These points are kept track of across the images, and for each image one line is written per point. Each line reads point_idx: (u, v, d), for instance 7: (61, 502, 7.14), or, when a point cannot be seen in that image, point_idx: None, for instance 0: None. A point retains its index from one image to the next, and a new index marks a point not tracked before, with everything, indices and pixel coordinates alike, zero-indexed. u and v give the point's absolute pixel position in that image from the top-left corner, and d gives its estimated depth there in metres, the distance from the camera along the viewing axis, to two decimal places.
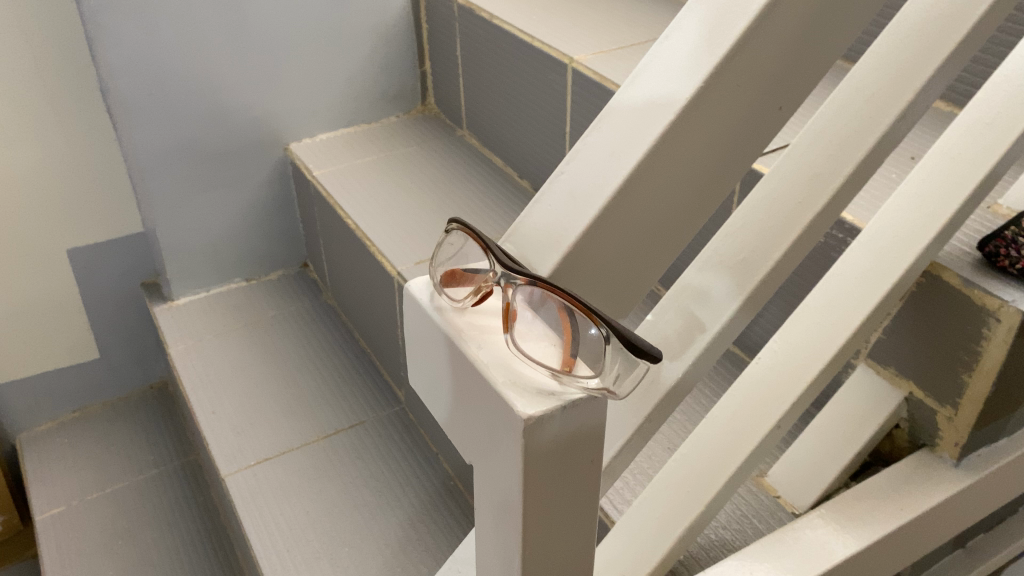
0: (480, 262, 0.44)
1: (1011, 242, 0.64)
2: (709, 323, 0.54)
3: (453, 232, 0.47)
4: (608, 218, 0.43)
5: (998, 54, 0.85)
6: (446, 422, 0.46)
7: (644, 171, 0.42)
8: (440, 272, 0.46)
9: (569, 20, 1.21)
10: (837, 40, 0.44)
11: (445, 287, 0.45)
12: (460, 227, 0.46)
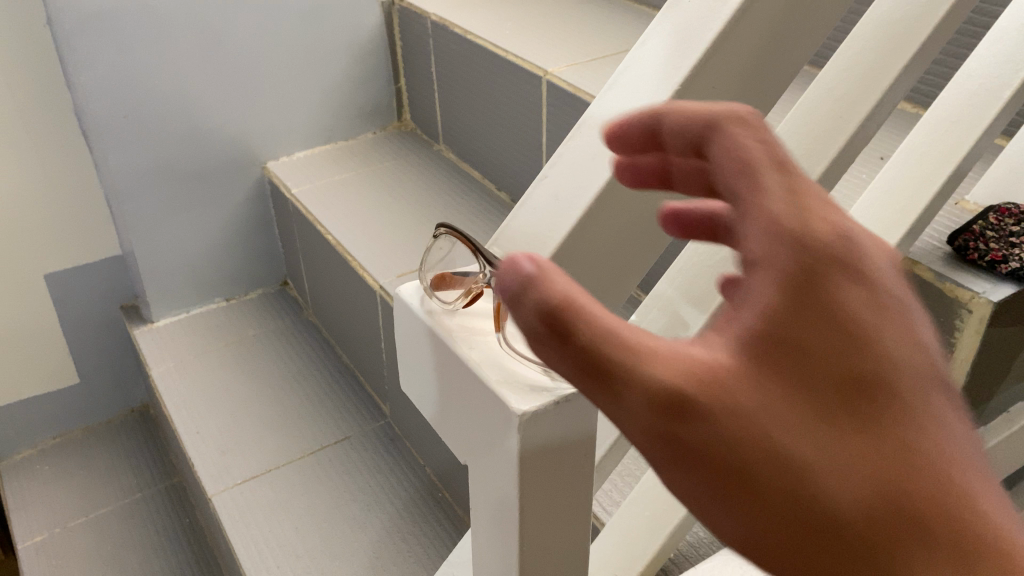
0: (473, 265, 0.46)
1: (980, 235, 0.68)
2: (692, 320, 0.55)
3: (443, 237, 0.49)
4: (593, 217, 0.44)
5: (961, 54, 0.87)
6: (441, 422, 0.48)
7: None
8: (430, 277, 0.47)
9: (542, 33, 1.23)
10: (806, 44, 0.46)
11: (435, 289, 0.46)
12: (450, 232, 0.48)
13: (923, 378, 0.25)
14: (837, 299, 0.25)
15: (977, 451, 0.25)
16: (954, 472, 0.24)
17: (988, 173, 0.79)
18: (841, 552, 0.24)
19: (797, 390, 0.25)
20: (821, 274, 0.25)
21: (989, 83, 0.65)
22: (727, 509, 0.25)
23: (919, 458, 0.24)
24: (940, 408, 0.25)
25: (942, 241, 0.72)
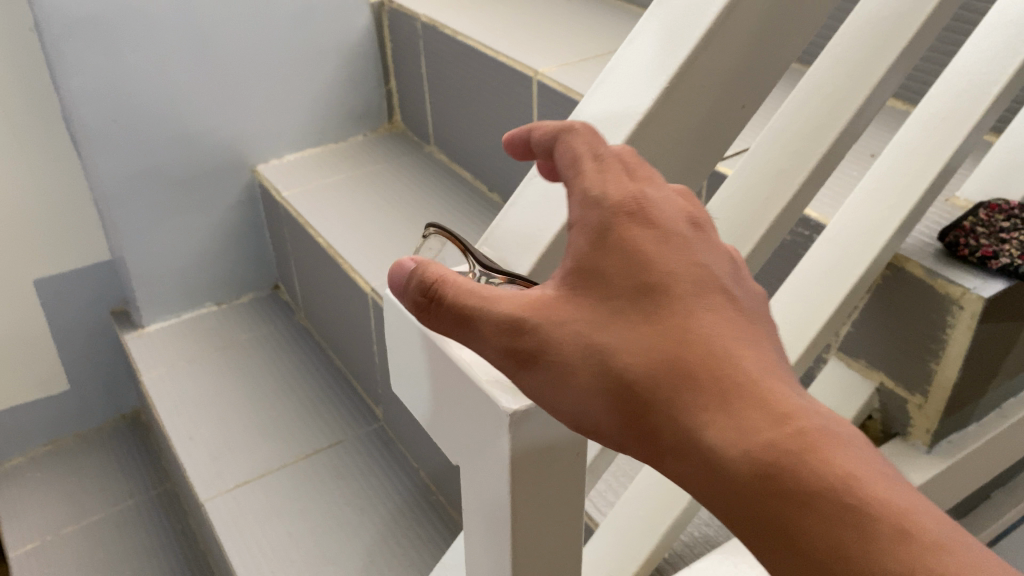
0: (461, 265, 0.44)
1: (970, 231, 0.68)
2: None
3: (430, 237, 0.47)
4: None
5: (948, 51, 0.88)
6: (433, 423, 0.47)
7: None
8: None
9: (531, 34, 1.23)
10: (792, 40, 0.46)
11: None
12: (438, 231, 0.46)
13: (697, 283, 0.33)
14: (625, 232, 0.34)
15: (751, 337, 0.33)
16: (713, 341, 0.32)
17: (978, 169, 0.80)
18: (638, 408, 0.32)
19: (601, 297, 0.33)
20: (612, 217, 0.34)
21: (977, 79, 0.65)
22: (568, 396, 0.34)
23: (686, 334, 0.32)
24: (712, 304, 0.33)
25: (932, 237, 0.72)
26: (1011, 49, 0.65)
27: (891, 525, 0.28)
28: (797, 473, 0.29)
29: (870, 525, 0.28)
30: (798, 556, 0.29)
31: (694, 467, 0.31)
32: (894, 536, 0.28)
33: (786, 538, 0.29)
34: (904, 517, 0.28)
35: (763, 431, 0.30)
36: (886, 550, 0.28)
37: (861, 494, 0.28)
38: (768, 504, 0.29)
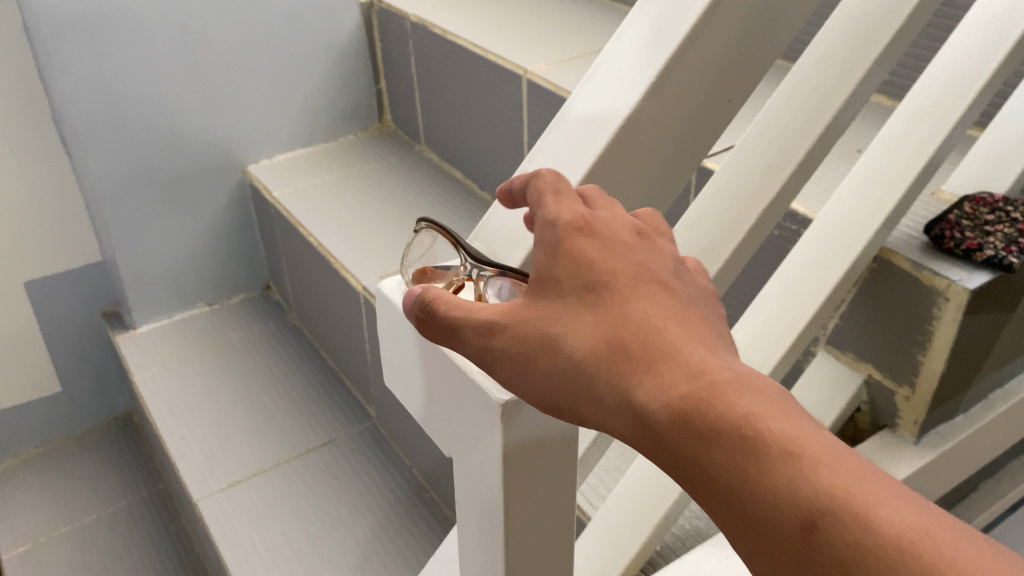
0: (452, 260, 0.45)
1: (955, 224, 0.69)
2: None
3: (422, 230, 0.47)
4: None
5: (933, 47, 0.89)
6: (426, 415, 0.48)
7: (604, 164, 0.44)
8: (412, 273, 0.46)
9: (521, 32, 1.23)
10: (777, 36, 0.47)
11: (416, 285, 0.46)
12: (429, 226, 0.46)
13: (632, 272, 0.35)
14: (570, 238, 0.36)
15: (685, 317, 0.34)
16: (641, 316, 0.34)
17: (962, 164, 0.81)
18: (578, 382, 0.34)
19: (549, 293, 0.36)
20: (562, 227, 0.37)
21: (960, 74, 0.66)
22: (526, 385, 0.36)
23: (619, 313, 0.34)
24: (646, 289, 0.35)
25: (918, 231, 0.72)
26: (993, 44, 0.66)
27: (790, 455, 0.29)
28: (709, 419, 0.31)
29: (772, 457, 0.29)
30: (719, 499, 0.31)
31: (631, 430, 0.33)
32: (797, 468, 0.29)
33: (708, 486, 0.31)
34: (805, 449, 0.29)
35: (680, 386, 0.32)
36: (784, 478, 0.29)
37: (765, 431, 0.30)
38: (688, 454, 0.31)
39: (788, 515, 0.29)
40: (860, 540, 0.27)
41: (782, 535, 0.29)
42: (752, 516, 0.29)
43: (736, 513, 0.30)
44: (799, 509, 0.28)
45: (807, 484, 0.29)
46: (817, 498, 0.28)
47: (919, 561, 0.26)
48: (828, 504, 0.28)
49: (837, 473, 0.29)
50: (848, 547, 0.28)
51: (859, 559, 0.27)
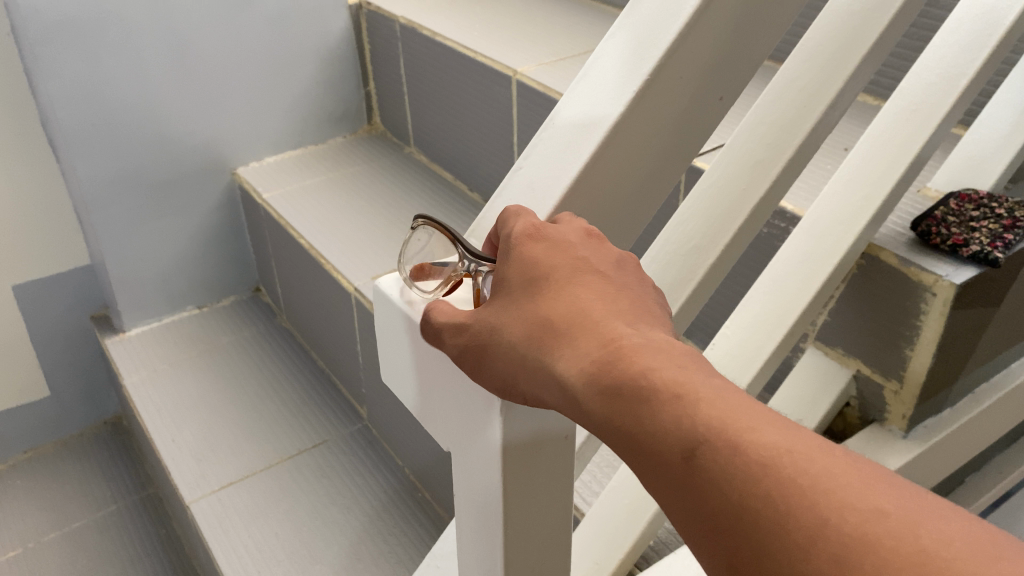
0: (450, 256, 0.44)
1: (941, 221, 0.70)
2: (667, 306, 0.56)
3: (420, 227, 0.46)
4: (569, 202, 0.46)
5: (918, 45, 0.90)
6: (423, 408, 0.48)
7: (599, 160, 0.46)
8: (412, 268, 0.46)
9: (509, 34, 1.24)
10: (766, 35, 0.49)
11: (415, 282, 0.46)
12: (428, 224, 0.45)
13: (572, 266, 0.37)
14: (522, 242, 0.39)
15: (616, 299, 0.36)
16: (569, 299, 0.36)
17: (947, 161, 0.82)
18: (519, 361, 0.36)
19: (502, 292, 0.39)
20: (513, 237, 0.40)
21: (945, 73, 0.67)
22: (490, 375, 0.38)
23: (551, 300, 0.36)
24: (583, 279, 0.37)
25: (905, 227, 0.73)
26: (978, 44, 0.67)
27: (674, 396, 0.30)
28: (610, 374, 0.32)
29: (661, 400, 0.30)
30: (626, 448, 0.31)
31: (564, 402, 0.34)
32: (681, 406, 0.29)
33: (620, 442, 0.31)
34: (692, 390, 0.30)
35: (594, 351, 0.33)
36: (667, 417, 0.29)
37: (657, 379, 0.30)
38: (597, 410, 0.32)
39: (671, 450, 0.29)
40: (729, 461, 0.27)
41: (669, 471, 0.29)
42: (648, 459, 0.30)
43: (639, 459, 0.30)
44: (680, 441, 0.29)
45: (687, 417, 0.29)
46: (695, 429, 0.28)
47: (778, 477, 0.26)
48: (708, 433, 0.28)
49: (718, 406, 0.29)
50: (719, 471, 0.27)
51: (727, 481, 0.27)
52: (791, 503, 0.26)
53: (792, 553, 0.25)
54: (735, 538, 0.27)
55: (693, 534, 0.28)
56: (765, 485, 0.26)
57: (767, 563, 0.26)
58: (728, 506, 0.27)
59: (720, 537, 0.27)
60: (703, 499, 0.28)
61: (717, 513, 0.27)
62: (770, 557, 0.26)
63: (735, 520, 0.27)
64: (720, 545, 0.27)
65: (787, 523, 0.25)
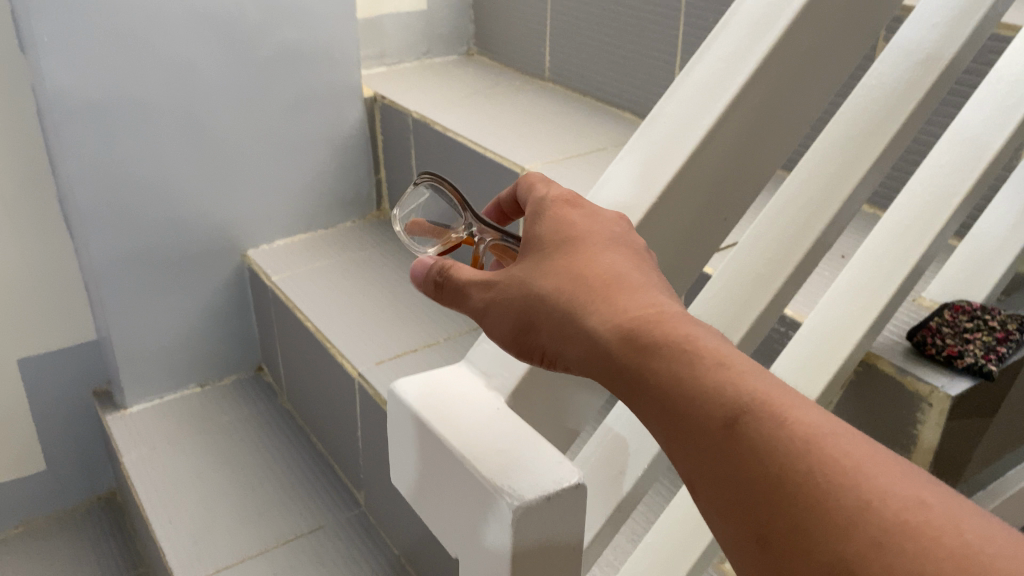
0: (451, 219, 0.54)
1: (935, 331, 0.74)
2: None
3: (422, 186, 0.55)
4: None
5: (915, 159, 0.94)
6: (433, 500, 0.52)
7: None
8: (410, 222, 0.56)
9: (518, 131, 1.28)
10: (769, 158, 0.53)
11: (414, 235, 0.56)
12: (432, 187, 0.54)
13: (607, 237, 0.45)
14: (559, 207, 0.47)
15: (649, 277, 0.42)
16: (608, 265, 0.42)
17: (941, 272, 0.85)
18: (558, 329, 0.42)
19: (535, 250, 0.45)
20: (552, 199, 0.47)
21: (936, 191, 0.70)
22: (510, 322, 0.45)
23: (591, 268, 0.42)
24: (614, 249, 0.44)
25: (901, 337, 0.77)
26: (968, 164, 0.70)
27: (717, 363, 0.36)
28: (654, 346, 0.38)
29: (706, 367, 0.36)
30: (657, 405, 0.37)
31: (594, 356, 0.40)
32: (722, 377, 0.35)
33: (651, 394, 0.37)
34: (733, 363, 0.36)
35: (636, 319, 0.39)
36: (714, 382, 0.35)
37: (699, 347, 0.37)
38: (634, 370, 0.38)
39: (714, 417, 0.35)
40: (772, 432, 0.33)
41: (709, 434, 0.35)
42: (686, 421, 0.36)
43: (674, 414, 0.36)
44: (722, 408, 0.35)
45: (731, 384, 0.35)
46: (739, 400, 0.34)
47: (821, 456, 0.32)
48: (749, 403, 0.34)
49: (760, 384, 0.35)
50: (760, 437, 0.34)
51: (770, 452, 0.33)
52: (831, 474, 0.32)
53: (826, 519, 0.31)
54: (769, 500, 0.33)
55: (721, 493, 0.34)
56: (810, 458, 0.32)
57: (797, 523, 0.32)
58: (767, 472, 0.33)
59: (751, 497, 0.33)
60: (740, 463, 0.34)
61: (752, 472, 0.33)
62: (799, 519, 0.32)
63: (770, 487, 0.33)
64: (750, 506, 0.33)
65: (826, 495, 0.31)
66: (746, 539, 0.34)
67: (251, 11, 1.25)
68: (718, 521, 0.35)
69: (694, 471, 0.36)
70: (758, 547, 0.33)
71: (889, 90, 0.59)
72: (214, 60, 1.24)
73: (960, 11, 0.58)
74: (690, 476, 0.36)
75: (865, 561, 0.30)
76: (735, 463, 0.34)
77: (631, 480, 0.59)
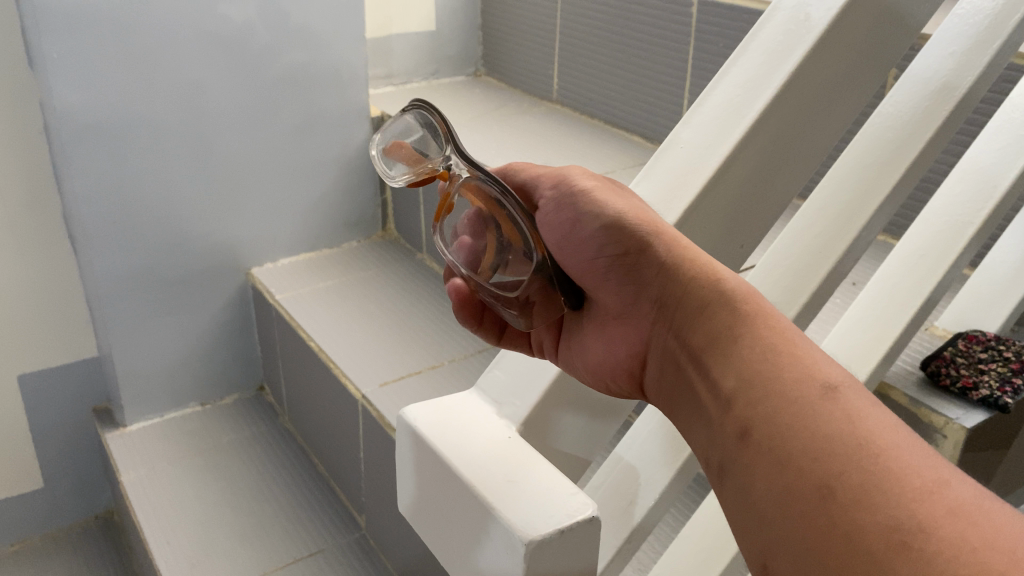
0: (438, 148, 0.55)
1: (949, 361, 0.73)
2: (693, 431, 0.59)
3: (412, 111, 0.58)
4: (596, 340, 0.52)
5: (931, 189, 0.93)
6: (437, 526, 0.51)
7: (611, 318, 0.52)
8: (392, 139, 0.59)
9: (526, 153, 1.28)
10: (786, 188, 0.52)
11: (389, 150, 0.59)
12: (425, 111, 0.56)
13: None
14: None
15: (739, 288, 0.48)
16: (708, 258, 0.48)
17: (955, 302, 0.85)
18: (667, 252, 0.47)
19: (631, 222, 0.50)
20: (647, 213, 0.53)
21: (951, 221, 0.69)
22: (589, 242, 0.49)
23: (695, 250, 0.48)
24: None
25: (914, 367, 0.76)
26: (982, 195, 0.69)
27: (818, 352, 0.42)
28: (761, 316, 0.44)
29: (809, 351, 0.42)
30: (753, 354, 0.42)
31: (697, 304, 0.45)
32: (825, 362, 0.41)
33: (750, 347, 0.43)
34: (832, 360, 0.42)
35: (746, 290, 0.45)
36: (816, 361, 0.41)
37: (799, 338, 0.43)
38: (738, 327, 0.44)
39: (812, 381, 0.40)
40: (860, 407, 0.38)
41: (806, 389, 0.40)
42: (781, 375, 0.41)
43: (769, 366, 0.41)
44: (825, 377, 0.40)
45: (832, 368, 0.41)
46: (839, 379, 0.40)
47: (899, 440, 0.36)
48: (848, 386, 0.40)
49: (857, 380, 0.40)
50: (854, 408, 0.38)
51: (859, 420, 0.38)
52: (908, 452, 0.36)
53: (896, 482, 0.34)
54: (843, 455, 0.36)
55: (794, 437, 0.38)
56: (890, 438, 0.37)
57: (867, 473, 0.35)
58: (850, 431, 0.37)
59: (829, 445, 0.37)
60: (829, 419, 0.38)
61: (835, 423, 0.38)
62: (870, 473, 0.35)
63: (851, 443, 0.37)
64: (823, 454, 0.37)
65: (899, 465, 0.35)
66: (805, 487, 0.37)
67: (261, 31, 1.25)
68: (772, 469, 0.38)
69: (772, 415, 0.40)
70: (815, 493, 0.36)
71: (905, 121, 0.58)
72: (223, 80, 1.24)
73: (976, 40, 0.57)
74: (762, 421, 0.40)
75: (938, 522, 0.33)
76: (822, 417, 0.38)
77: (642, 510, 0.58)
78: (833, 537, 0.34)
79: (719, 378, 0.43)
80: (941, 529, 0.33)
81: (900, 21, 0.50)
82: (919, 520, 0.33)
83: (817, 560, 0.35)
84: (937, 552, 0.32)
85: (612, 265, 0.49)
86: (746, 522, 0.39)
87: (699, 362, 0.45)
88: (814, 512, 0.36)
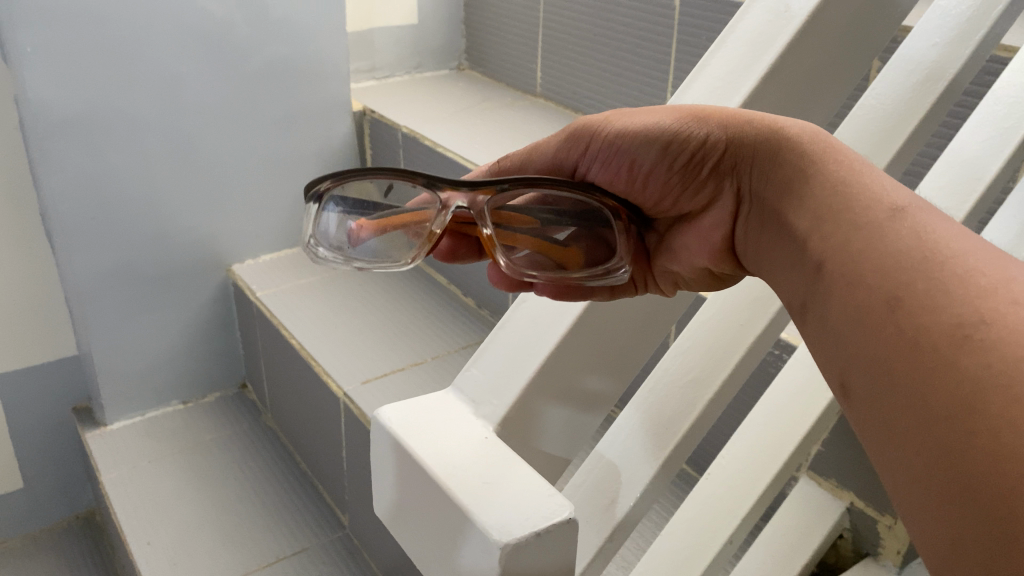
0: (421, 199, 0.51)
1: None
2: (675, 425, 0.59)
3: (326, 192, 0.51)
4: (580, 330, 0.52)
5: (914, 183, 0.93)
6: (413, 527, 0.50)
7: (593, 310, 0.52)
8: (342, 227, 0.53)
9: (509, 147, 1.27)
10: None
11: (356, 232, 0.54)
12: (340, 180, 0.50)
13: None
14: None
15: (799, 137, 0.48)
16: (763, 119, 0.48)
17: None
18: (725, 132, 0.47)
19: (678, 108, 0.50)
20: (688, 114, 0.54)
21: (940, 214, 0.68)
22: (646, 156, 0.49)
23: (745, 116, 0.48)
24: None
25: None
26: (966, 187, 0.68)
27: (888, 183, 0.41)
28: (824, 158, 0.44)
29: (878, 183, 0.41)
30: (823, 194, 0.42)
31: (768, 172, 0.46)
32: (892, 189, 0.41)
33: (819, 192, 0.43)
34: (903, 189, 0.41)
35: (804, 137, 0.45)
36: (885, 189, 0.40)
37: (865, 174, 0.42)
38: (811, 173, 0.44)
39: (883, 206, 0.39)
40: (934, 223, 0.37)
41: (874, 213, 0.39)
42: (852, 207, 0.40)
43: (839, 201, 0.41)
44: (893, 201, 0.39)
45: (904, 193, 0.40)
46: (910, 203, 0.39)
47: (972, 247, 0.35)
48: (919, 207, 0.39)
49: (929, 203, 0.40)
50: (921, 223, 0.37)
51: (930, 231, 0.37)
52: (980, 256, 0.35)
53: (966, 283, 0.33)
54: (913, 265, 0.35)
55: (865, 256, 0.38)
56: (965, 246, 0.36)
57: (936, 276, 0.34)
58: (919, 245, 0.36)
59: (898, 259, 0.36)
60: (896, 235, 0.37)
61: (904, 240, 0.37)
62: (938, 276, 0.34)
63: (919, 254, 0.36)
64: (891, 269, 0.36)
65: (970, 269, 0.34)
66: (875, 299, 0.36)
67: (239, 24, 1.23)
68: (845, 286, 0.38)
69: (844, 244, 0.39)
70: (883, 304, 0.35)
71: (885, 113, 0.58)
72: (202, 74, 1.22)
73: (958, 33, 0.57)
74: (834, 252, 0.39)
75: (1004, 312, 0.31)
76: (889, 235, 0.38)
77: (623, 508, 0.57)
78: (899, 342, 0.34)
79: (793, 227, 0.44)
80: (1004, 320, 0.31)
81: (880, 15, 0.49)
82: (982, 314, 0.32)
83: (887, 367, 0.34)
84: (1005, 337, 0.31)
85: (684, 171, 0.49)
86: (824, 345, 0.38)
87: (775, 220, 0.46)
88: (883, 328, 0.35)
